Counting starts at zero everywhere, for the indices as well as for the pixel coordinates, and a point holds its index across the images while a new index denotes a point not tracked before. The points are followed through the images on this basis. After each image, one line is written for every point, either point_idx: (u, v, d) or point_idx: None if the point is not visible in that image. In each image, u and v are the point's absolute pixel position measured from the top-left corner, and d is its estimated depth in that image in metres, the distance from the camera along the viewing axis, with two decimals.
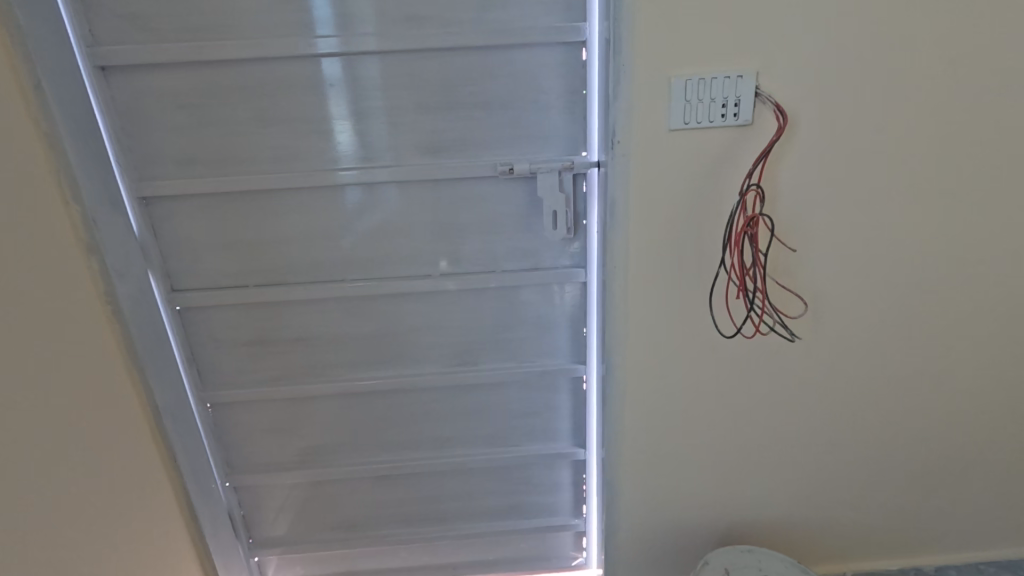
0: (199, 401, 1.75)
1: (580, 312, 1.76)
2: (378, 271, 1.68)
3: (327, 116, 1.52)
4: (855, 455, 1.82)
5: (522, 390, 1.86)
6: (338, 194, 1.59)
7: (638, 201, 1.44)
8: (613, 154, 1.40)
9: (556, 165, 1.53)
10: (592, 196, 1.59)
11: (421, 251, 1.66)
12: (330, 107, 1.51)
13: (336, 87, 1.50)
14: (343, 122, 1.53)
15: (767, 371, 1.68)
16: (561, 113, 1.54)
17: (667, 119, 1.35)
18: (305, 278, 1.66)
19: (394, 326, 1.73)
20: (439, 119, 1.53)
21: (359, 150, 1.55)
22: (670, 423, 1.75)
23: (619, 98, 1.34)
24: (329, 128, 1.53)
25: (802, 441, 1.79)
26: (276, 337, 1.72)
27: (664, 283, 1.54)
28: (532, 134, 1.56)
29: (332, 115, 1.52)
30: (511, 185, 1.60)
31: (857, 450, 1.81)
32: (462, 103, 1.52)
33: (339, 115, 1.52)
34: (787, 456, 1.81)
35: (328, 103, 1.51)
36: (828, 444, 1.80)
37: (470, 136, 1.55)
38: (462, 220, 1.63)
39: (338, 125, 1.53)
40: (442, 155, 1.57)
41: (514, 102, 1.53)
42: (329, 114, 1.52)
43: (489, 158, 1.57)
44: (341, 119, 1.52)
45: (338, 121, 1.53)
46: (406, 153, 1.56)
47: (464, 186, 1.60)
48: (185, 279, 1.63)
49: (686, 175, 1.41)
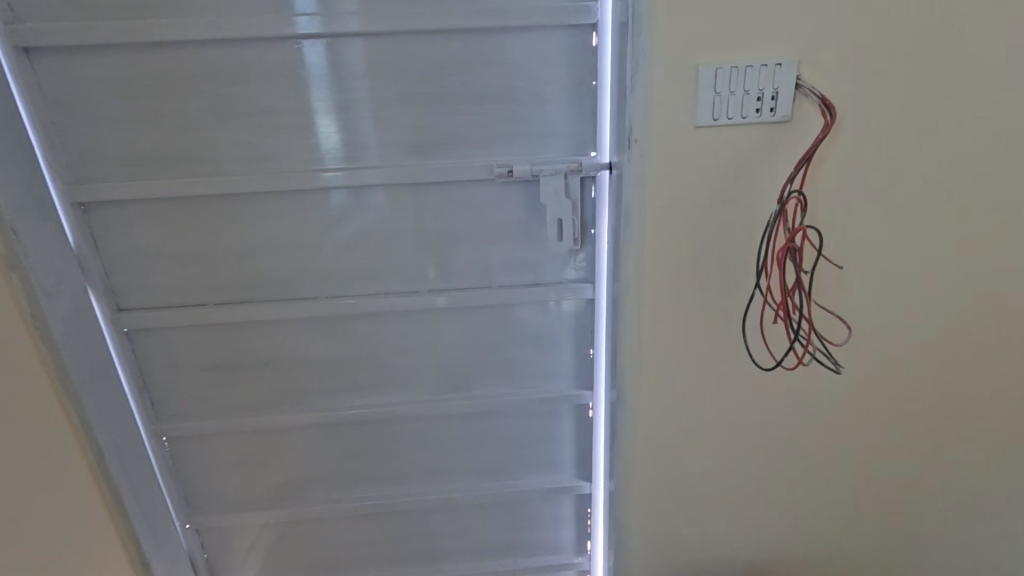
0: (152, 435, 1.53)
1: (586, 332, 1.57)
2: (358, 288, 1.47)
3: (306, 107, 1.31)
4: (894, 492, 1.63)
5: (522, 418, 1.66)
6: (311, 200, 1.38)
7: (657, 210, 1.25)
8: (628, 156, 1.21)
9: (561, 167, 1.34)
10: (601, 202, 1.39)
11: (407, 265, 1.46)
12: (312, 98, 1.31)
13: (318, 75, 1.29)
14: (326, 115, 1.32)
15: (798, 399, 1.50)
16: (566, 108, 1.34)
17: (693, 115, 1.16)
18: (272, 296, 1.45)
19: (375, 348, 1.53)
20: (427, 114, 1.33)
21: (345, 149, 1.35)
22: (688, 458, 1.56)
23: (637, 90, 1.15)
24: (311, 123, 1.32)
25: (833, 476, 1.61)
26: (240, 361, 1.50)
27: (685, 302, 1.35)
28: (534, 132, 1.36)
29: (313, 107, 1.31)
30: (509, 190, 1.40)
31: (895, 486, 1.62)
32: (454, 95, 1.32)
33: (322, 107, 1.31)
34: (816, 491, 1.63)
35: (309, 93, 1.30)
36: (863, 479, 1.61)
37: (463, 134, 1.35)
38: (453, 229, 1.43)
39: (321, 118, 1.32)
40: (431, 154, 1.37)
41: (513, 94, 1.33)
42: (306, 106, 1.31)
43: (485, 160, 1.37)
44: (323, 111, 1.32)
45: (322, 113, 1.32)
46: (389, 153, 1.36)
47: (455, 191, 1.40)
48: (132, 297, 1.41)
49: (713, 180, 1.22)
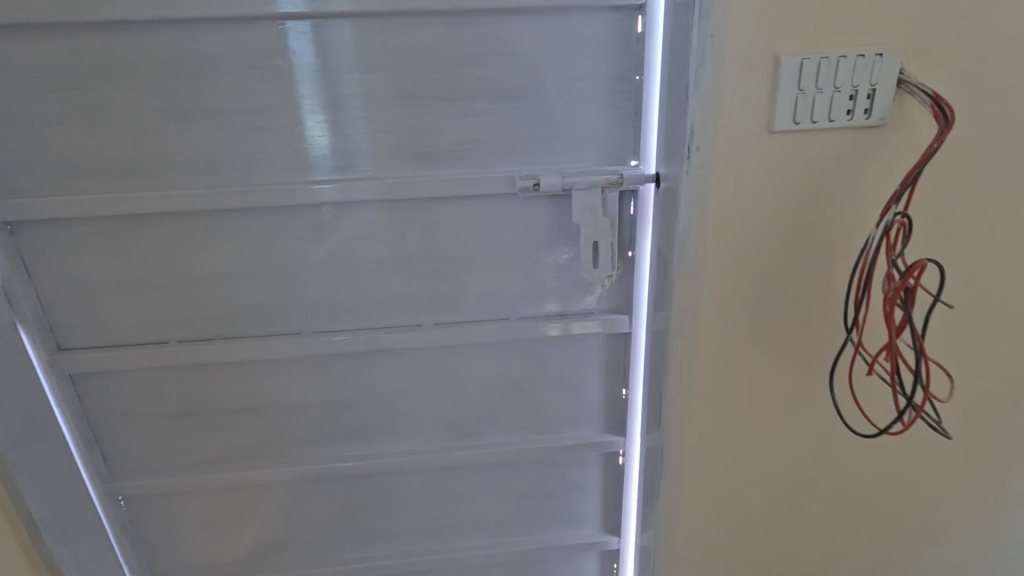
0: (105, 496, 1.28)
1: (618, 370, 1.34)
2: (351, 321, 1.23)
3: (289, 106, 1.07)
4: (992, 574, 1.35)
5: (542, 467, 1.43)
6: (294, 218, 1.15)
7: (716, 232, 1.03)
8: (685, 168, 0.98)
9: (599, 179, 1.11)
10: (642, 219, 1.17)
11: (409, 294, 1.23)
12: (297, 94, 1.07)
13: (303, 67, 1.05)
14: (314, 115, 1.08)
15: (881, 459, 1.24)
16: (602, 109, 1.12)
17: (769, 119, 0.94)
18: (247, 332, 1.22)
19: (371, 391, 1.29)
20: (436, 114, 1.10)
21: (338, 156, 1.11)
22: (742, 524, 1.30)
23: (701, 87, 0.92)
24: (296, 125, 1.08)
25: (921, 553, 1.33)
26: (209, 407, 1.26)
27: (745, 341, 1.12)
28: (563, 137, 1.13)
29: (297, 106, 1.07)
30: (532, 206, 1.17)
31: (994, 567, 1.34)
32: (467, 93, 1.09)
33: (309, 106, 1.08)
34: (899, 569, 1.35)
35: (293, 89, 1.06)
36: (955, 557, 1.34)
37: (479, 139, 1.12)
38: (465, 251, 1.20)
39: (310, 120, 1.08)
40: (440, 163, 1.13)
41: (539, 91, 1.10)
42: (288, 105, 1.07)
43: (505, 170, 1.14)
44: (311, 112, 1.08)
45: (311, 114, 1.08)
46: (389, 161, 1.12)
47: (467, 207, 1.17)
48: (76, 334, 1.17)
49: (786, 197, 1.00)
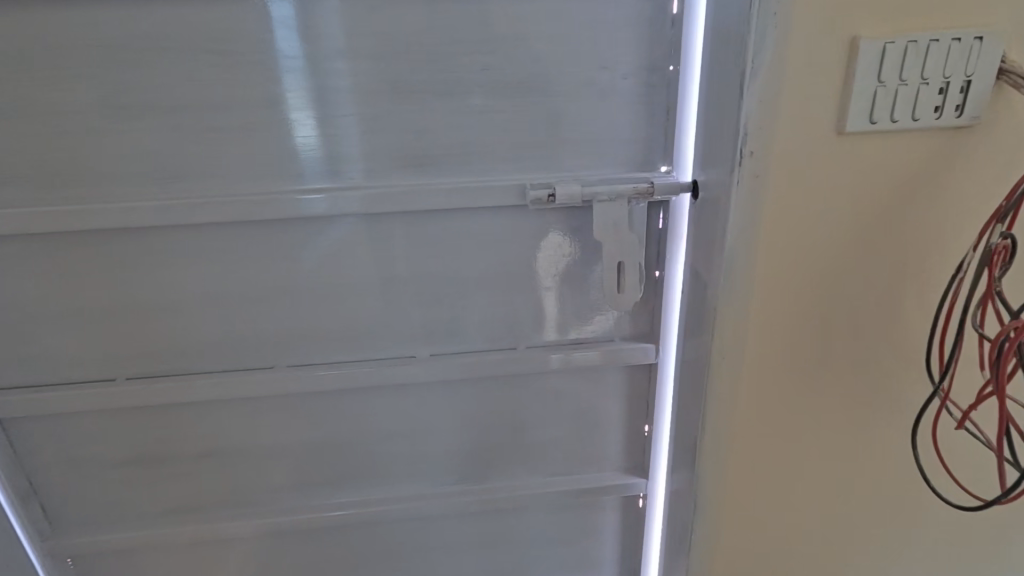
0: (48, 555, 1.11)
1: (641, 404, 1.18)
2: (335, 352, 1.06)
3: (271, 101, 0.89)
4: None
5: (552, 512, 1.26)
6: (265, 235, 0.97)
7: (769, 256, 0.86)
8: (736, 180, 0.81)
9: (625, 189, 0.94)
10: (673, 235, 1.00)
11: (404, 321, 1.06)
12: (282, 87, 0.89)
13: (289, 54, 0.87)
14: (304, 112, 0.91)
15: (946, 511, 1.07)
16: (629, 106, 0.94)
17: (839, 118, 0.77)
18: (211, 366, 1.04)
19: (356, 431, 1.12)
20: (430, 112, 0.92)
21: (324, 159, 0.93)
22: None
23: (759, 78, 0.75)
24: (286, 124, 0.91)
25: None
26: (168, 452, 1.09)
27: (796, 378, 0.96)
28: (582, 139, 0.96)
29: (282, 100, 0.90)
30: (545, 218, 1.00)
31: None
32: (470, 86, 0.91)
33: (293, 99, 0.90)
34: None
35: (272, 80, 0.88)
36: None
37: (482, 141, 0.95)
38: (465, 272, 1.03)
39: (300, 117, 0.91)
40: (436, 169, 0.96)
41: (555, 84, 0.92)
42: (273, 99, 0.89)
43: (513, 177, 0.97)
44: (302, 108, 0.90)
45: (300, 110, 0.90)
46: (379, 167, 0.95)
47: (469, 222, 0.99)
48: (1, 372, 1.00)
49: (853, 215, 0.84)
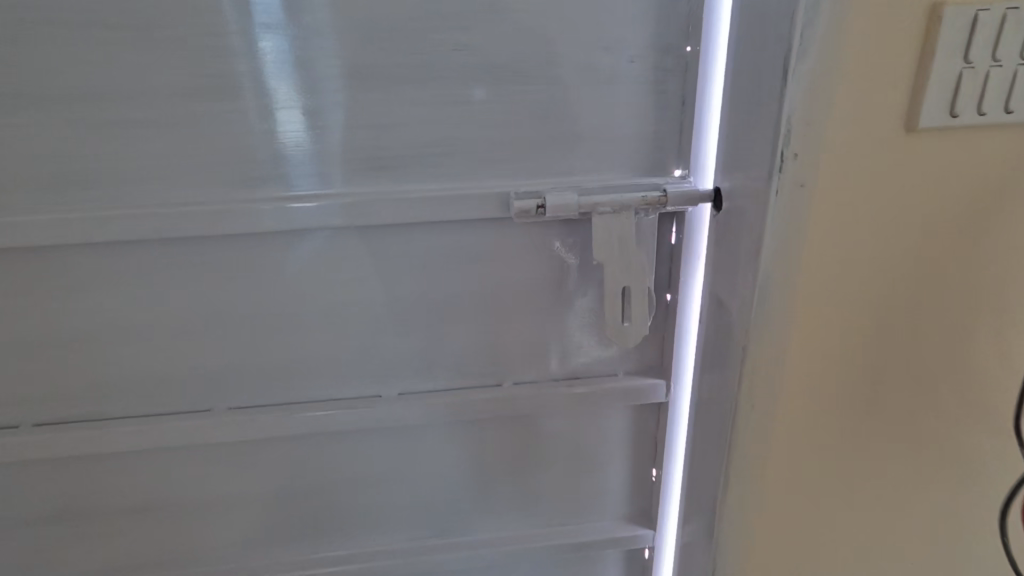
0: None
1: (648, 446, 1.01)
2: (286, 391, 0.90)
3: (253, 95, 0.73)
4: None
5: (545, 567, 1.09)
6: (196, 255, 0.80)
7: (810, 286, 0.69)
8: (773, 192, 0.63)
9: (631, 198, 0.77)
10: (688, 252, 0.84)
11: (366, 356, 0.89)
12: (265, 78, 0.73)
13: (273, 36, 0.71)
14: (297, 111, 0.74)
15: None
16: (635, 96, 0.77)
17: (909, 113, 0.60)
18: (136, 409, 0.88)
19: (314, 480, 0.96)
20: (392, 104, 0.75)
21: (313, 161, 0.77)
22: None
23: (808, 59, 0.58)
24: (270, 126, 0.75)
25: None
26: (92, 507, 0.93)
27: (838, 427, 0.79)
28: (578, 137, 0.78)
29: (265, 92, 0.73)
30: (535, 234, 0.83)
31: None
32: (440, 71, 0.74)
33: (280, 91, 0.73)
34: None
35: (250, 69, 0.72)
36: None
37: (456, 141, 0.77)
38: (440, 297, 0.86)
39: (285, 116, 0.74)
40: (400, 175, 0.78)
41: (544, 69, 0.75)
42: (257, 92, 0.73)
43: (495, 185, 0.79)
44: (292, 105, 0.74)
45: (286, 106, 0.74)
46: (328, 173, 0.77)
47: (441, 239, 0.82)
48: None
49: (916, 236, 0.67)
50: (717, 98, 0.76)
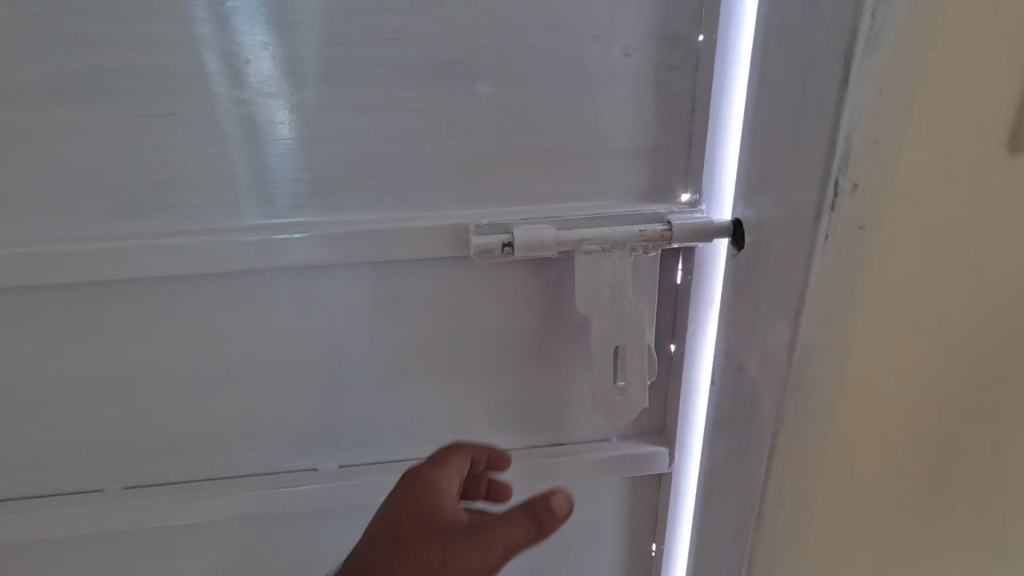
0: None
1: (646, 518, 0.83)
2: (201, 464, 0.73)
3: (227, 95, 0.55)
4: None
5: None
6: (70, 307, 0.63)
7: (866, 364, 0.51)
8: (823, 240, 0.45)
9: (624, 233, 0.59)
10: (698, 295, 0.66)
11: (298, 423, 0.72)
12: (244, 71, 0.55)
13: (249, 13, 0.52)
14: (286, 112, 0.56)
15: None
16: (631, 100, 0.59)
17: (1015, 130, 0.45)
18: (14, 489, 0.71)
19: (244, 563, 0.80)
20: (312, 111, 0.56)
21: (304, 185, 0.59)
22: None
23: (880, 48, 0.39)
24: (253, 135, 0.57)
25: None
26: None
27: (894, 525, 0.61)
28: (557, 153, 0.61)
29: (242, 91, 0.55)
30: (503, 274, 0.65)
31: None
32: (374, 67, 0.55)
33: (265, 87, 0.55)
34: None
35: (223, 60, 0.54)
36: None
37: (399, 158, 0.59)
38: (387, 352, 0.69)
39: (270, 121, 0.57)
40: (326, 203, 0.60)
41: (514, 63, 0.57)
42: (233, 92, 0.55)
43: (451, 216, 0.62)
44: (278, 105, 0.56)
45: (269, 108, 0.56)
46: (231, 201, 0.59)
47: (385, 282, 0.65)
48: None
49: (998, 297, 0.51)
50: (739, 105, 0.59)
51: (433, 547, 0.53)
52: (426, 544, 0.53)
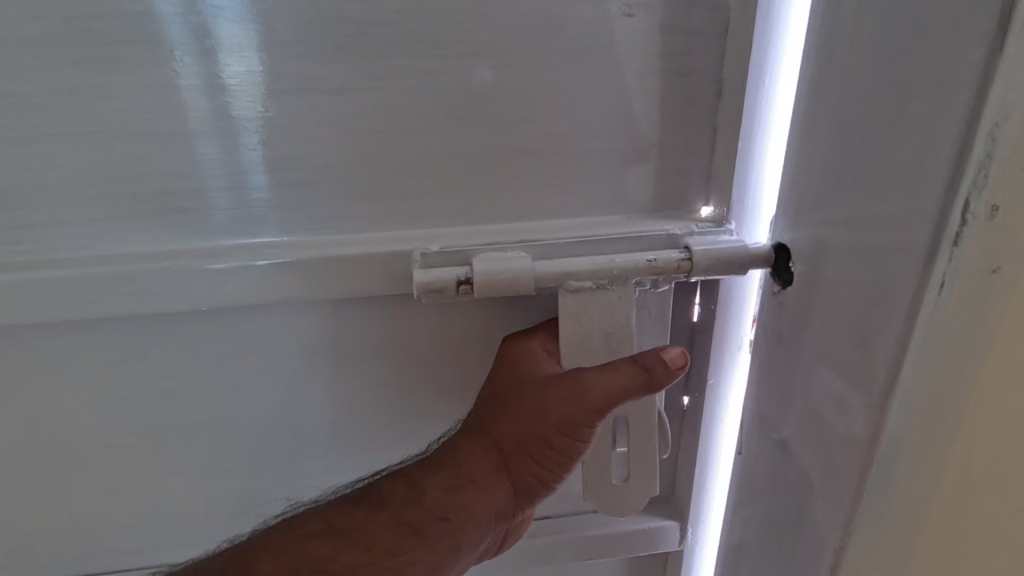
0: None
1: None
2: (89, 554, 0.57)
3: (150, 69, 0.39)
4: None
5: None
6: None
7: (981, 466, 0.35)
8: (935, 291, 0.30)
9: (628, 264, 0.43)
10: (722, 338, 0.51)
11: (204, 504, 0.56)
12: (181, 33, 0.38)
13: None
14: (236, 95, 0.40)
15: None
16: (635, 81, 0.43)
17: None
18: None
19: None
20: (210, 97, 0.40)
21: (252, 195, 0.43)
22: None
23: None
24: (195, 127, 0.41)
25: None
26: None
27: None
28: (535, 154, 0.45)
29: (170, 62, 0.39)
30: (466, 314, 0.49)
31: None
32: (272, 31, 0.39)
33: (209, 58, 0.39)
34: None
35: (146, 20, 0.38)
36: None
37: (315, 162, 0.43)
38: (317, 417, 0.52)
39: (214, 105, 0.40)
40: (217, 225, 0.44)
41: (473, 28, 0.40)
42: (166, 65, 0.39)
43: (389, 241, 0.45)
44: (223, 84, 0.40)
45: (216, 87, 0.40)
46: (79, 222, 0.42)
47: (306, 329, 0.48)
48: None
49: None
50: (785, 88, 0.42)
51: (539, 406, 0.45)
52: (536, 401, 0.45)
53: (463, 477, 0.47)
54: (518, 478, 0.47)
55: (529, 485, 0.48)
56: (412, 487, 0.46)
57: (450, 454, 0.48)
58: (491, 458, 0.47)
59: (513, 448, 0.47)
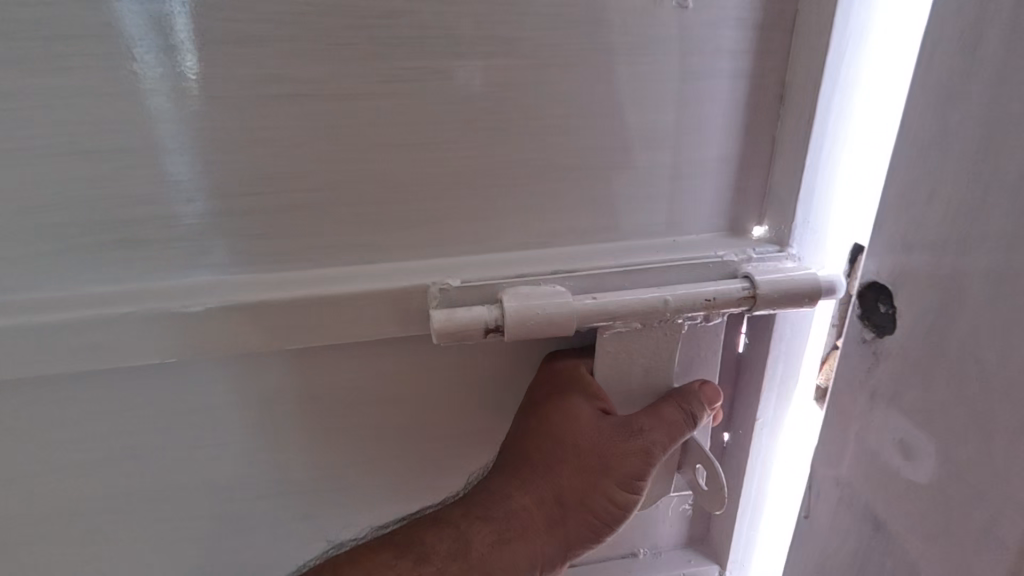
0: None
1: None
2: None
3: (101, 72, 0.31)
4: None
5: None
6: None
7: None
8: None
9: (682, 301, 0.37)
10: (774, 374, 0.45)
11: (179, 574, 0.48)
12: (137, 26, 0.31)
13: None
14: (208, 103, 0.33)
15: None
16: (685, 85, 0.37)
17: None
18: None
19: None
20: (175, 105, 0.33)
21: (229, 222, 0.36)
22: None
23: None
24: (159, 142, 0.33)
25: None
26: None
27: None
28: (568, 172, 0.38)
29: (125, 61, 0.31)
30: (484, 353, 0.43)
31: None
32: (253, 25, 0.31)
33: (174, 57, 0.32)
34: None
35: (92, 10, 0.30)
36: None
37: (309, 183, 0.35)
38: (311, 473, 0.45)
39: (181, 115, 0.33)
40: (189, 258, 0.36)
41: (501, 21, 0.33)
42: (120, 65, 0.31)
43: (395, 274, 0.38)
44: (193, 89, 0.32)
45: (183, 94, 0.32)
46: (16, 259, 0.35)
47: (298, 376, 0.41)
48: None
49: None
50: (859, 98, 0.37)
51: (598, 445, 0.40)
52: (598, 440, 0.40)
53: (510, 530, 0.41)
54: (570, 531, 0.42)
55: (582, 537, 0.42)
56: (456, 539, 0.41)
57: (497, 501, 0.42)
58: (542, 506, 0.41)
59: (568, 495, 0.41)
